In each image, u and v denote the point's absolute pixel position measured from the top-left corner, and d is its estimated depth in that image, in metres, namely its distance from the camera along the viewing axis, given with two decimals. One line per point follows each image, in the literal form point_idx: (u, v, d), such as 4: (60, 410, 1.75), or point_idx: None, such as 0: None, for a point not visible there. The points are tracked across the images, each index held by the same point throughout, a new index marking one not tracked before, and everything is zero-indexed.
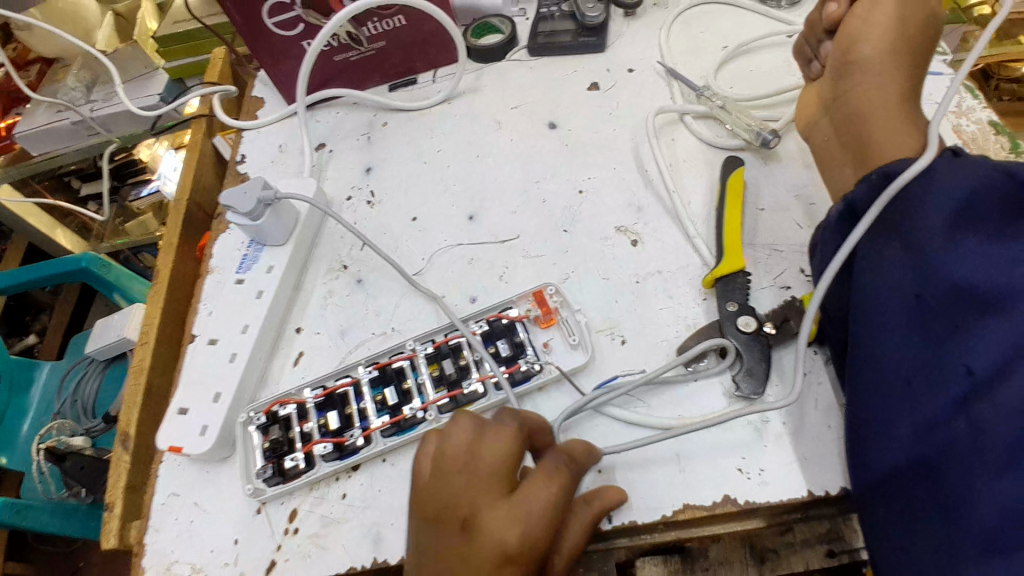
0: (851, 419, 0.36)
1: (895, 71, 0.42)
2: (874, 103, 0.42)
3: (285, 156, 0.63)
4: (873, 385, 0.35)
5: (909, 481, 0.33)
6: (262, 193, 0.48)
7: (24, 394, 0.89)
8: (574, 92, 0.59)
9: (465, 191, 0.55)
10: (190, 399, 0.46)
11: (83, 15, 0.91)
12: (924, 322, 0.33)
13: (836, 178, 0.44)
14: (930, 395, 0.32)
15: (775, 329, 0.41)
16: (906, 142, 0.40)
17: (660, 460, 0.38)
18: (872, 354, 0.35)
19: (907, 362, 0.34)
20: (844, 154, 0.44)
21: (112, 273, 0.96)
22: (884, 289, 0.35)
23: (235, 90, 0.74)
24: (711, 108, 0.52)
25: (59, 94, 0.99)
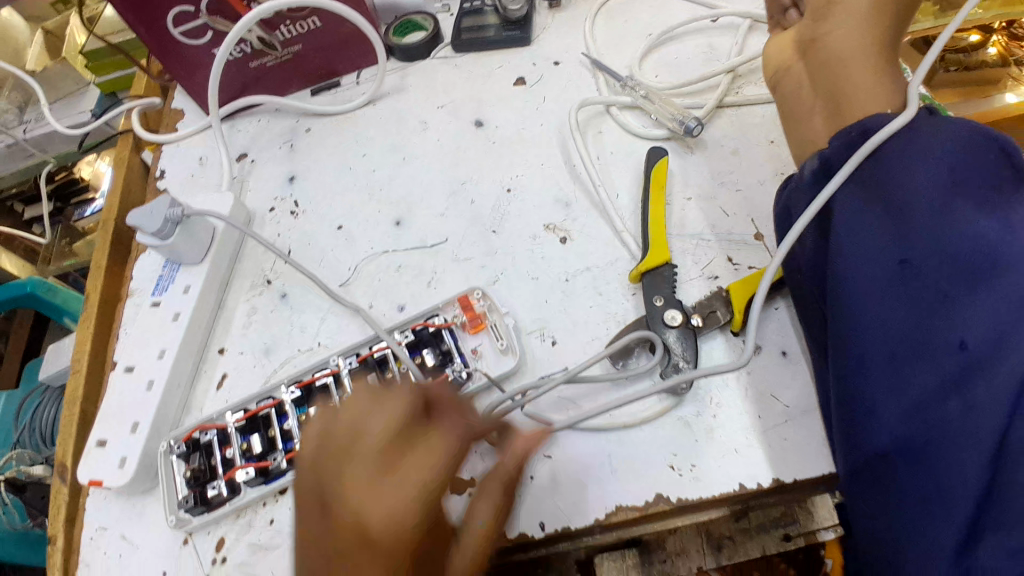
0: (832, 393, 0.37)
1: (878, 24, 0.42)
2: (849, 56, 0.43)
3: (206, 169, 0.60)
4: (859, 356, 0.35)
5: (896, 459, 0.33)
6: (168, 210, 0.46)
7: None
8: (501, 89, 0.58)
9: (392, 196, 0.53)
10: (109, 431, 0.44)
11: (8, 32, 0.90)
12: (911, 291, 0.34)
13: (805, 130, 0.46)
14: (920, 367, 0.33)
15: (701, 321, 0.40)
16: (877, 99, 0.41)
17: (592, 460, 0.38)
18: (863, 322, 0.35)
19: (903, 331, 0.34)
20: (815, 103, 0.45)
21: (60, 296, 0.90)
22: (869, 257, 0.36)
23: (160, 103, 0.71)
24: (635, 98, 0.52)
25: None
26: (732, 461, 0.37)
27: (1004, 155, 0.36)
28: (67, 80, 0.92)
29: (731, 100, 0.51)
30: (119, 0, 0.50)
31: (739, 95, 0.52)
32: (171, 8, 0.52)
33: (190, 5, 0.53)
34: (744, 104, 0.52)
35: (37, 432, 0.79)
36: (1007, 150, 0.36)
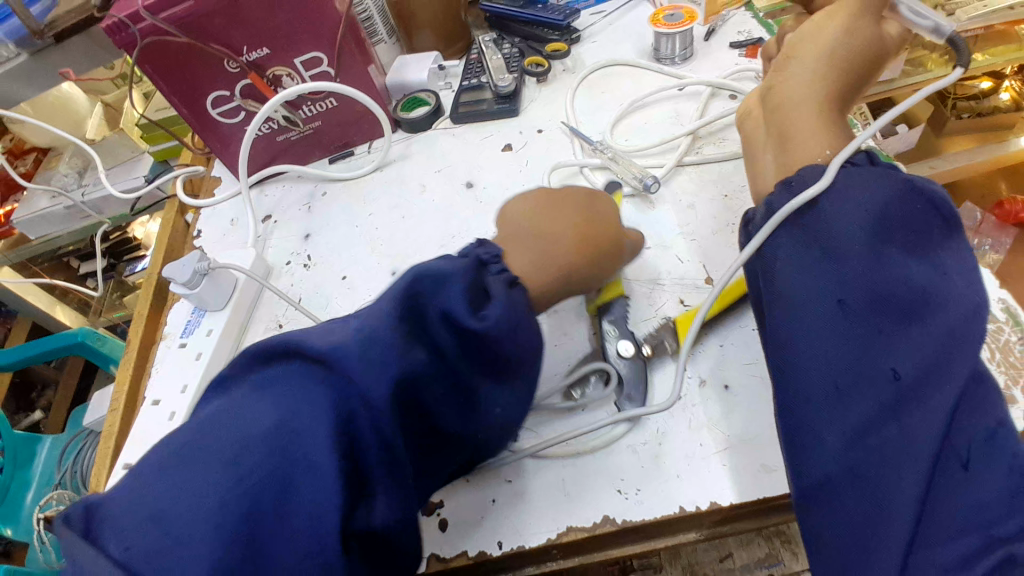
0: (782, 422, 0.39)
1: (827, 81, 0.45)
2: (801, 104, 0.45)
3: (236, 228, 0.69)
4: (803, 385, 0.37)
5: (841, 484, 0.35)
6: (197, 263, 0.54)
7: (26, 467, 0.93)
8: (490, 154, 0.65)
9: (391, 250, 0.60)
10: (134, 455, 0.50)
11: (75, 108, 1.06)
12: (848, 328, 0.36)
13: (758, 168, 0.48)
14: (859, 401, 0.35)
15: (651, 351, 0.46)
16: (817, 145, 0.43)
17: (546, 484, 0.41)
18: (806, 357, 0.37)
19: (842, 367, 0.36)
20: (767, 142, 0.47)
21: (108, 345, 1.00)
22: (808, 295, 0.38)
23: (202, 171, 0.82)
24: (604, 160, 0.58)
25: (53, 182, 1.09)
26: (673, 486, 0.40)
27: (938, 208, 0.38)
28: (125, 149, 1.06)
29: (691, 159, 0.57)
30: (170, 89, 0.61)
31: (699, 155, 0.58)
32: (211, 92, 0.63)
33: (227, 91, 0.63)
34: (703, 163, 0.58)
35: (79, 473, 0.87)
36: (939, 204, 0.38)
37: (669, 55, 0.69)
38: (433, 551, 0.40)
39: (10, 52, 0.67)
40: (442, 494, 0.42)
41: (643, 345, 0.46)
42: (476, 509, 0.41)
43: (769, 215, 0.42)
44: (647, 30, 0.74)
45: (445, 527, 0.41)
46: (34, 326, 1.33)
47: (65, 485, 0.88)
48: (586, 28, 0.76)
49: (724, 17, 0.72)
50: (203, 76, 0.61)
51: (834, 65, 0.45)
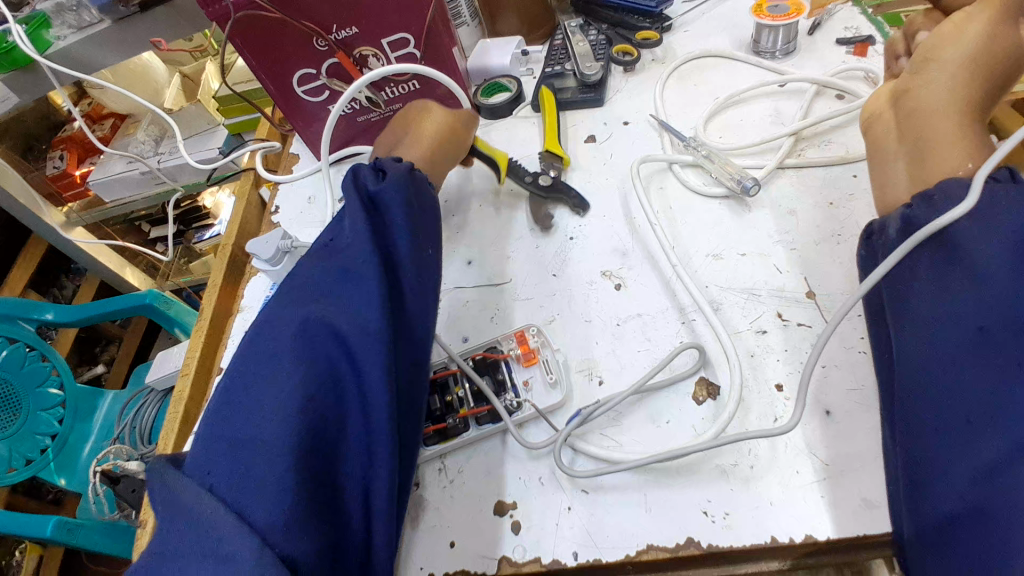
0: (905, 457, 0.35)
1: (970, 88, 0.41)
2: (937, 111, 0.41)
3: (313, 206, 0.70)
4: (929, 419, 0.33)
5: (966, 530, 0.30)
6: (281, 241, 0.54)
7: (85, 420, 0.99)
8: (572, 145, 0.63)
9: (466, 238, 0.59)
10: None
11: (154, 77, 1.09)
12: (989, 359, 0.32)
13: (885, 176, 0.44)
14: (990, 436, 0.30)
15: (558, 174, 0.59)
16: (960, 157, 0.39)
17: (625, 497, 0.40)
18: (932, 386, 0.33)
19: (974, 397, 0.31)
20: (899, 149, 0.43)
21: (173, 308, 1.03)
22: (942, 319, 0.34)
23: (278, 146, 0.83)
24: (697, 157, 0.55)
25: (132, 147, 1.13)
26: (765, 514, 0.38)
27: None
28: (200, 119, 1.11)
29: (793, 161, 0.54)
30: (258, 64, 0.61)
31: (800, 157, 0.54)
32: (298, 70, 0.63)
33: (313, 68, 0.63)
34: (805, 166, 0.54)
35: (137, 430, 0.92)
36: None
37: (769, 48, 0.64)
38: (504, 553, 0.40)
39: (93, 18, 0.70)
40: (516, 496, 0.42)
41: (542, 175, 0.59)
42: (550, 514, 0.40)
43: (903, 229, 0.38)
44: (745, 20, 0.69)
45: (517, 530, 0.40)
46: (103, 286, 1.40)
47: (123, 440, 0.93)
48: (677, 17, 0.72)
49: (832, 11, 0.67)
50: (291, 53, 0.61)
51: (972, 72, 0.41)
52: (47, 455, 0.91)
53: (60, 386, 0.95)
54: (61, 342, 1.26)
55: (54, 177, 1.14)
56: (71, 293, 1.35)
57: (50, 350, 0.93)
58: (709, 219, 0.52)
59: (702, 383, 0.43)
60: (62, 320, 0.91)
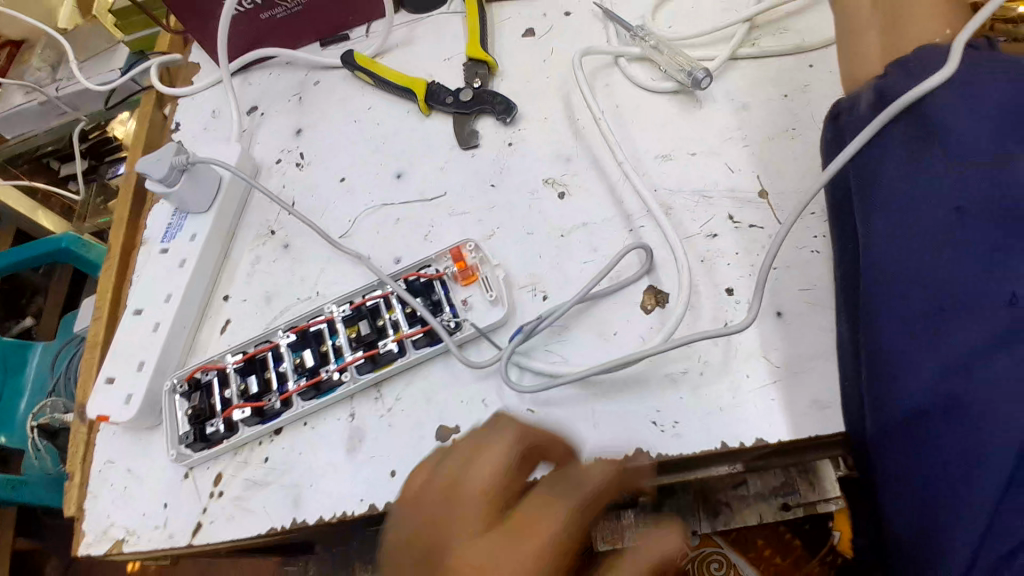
0: (866, 347, 0.33)
1: None
2: None
3: (218, 121, 0.61)
4: (892, 304, 0.31)
5: (935, 422, 0.29)
6: (174, 157, 0.47)
7: (15, 376, 0.92)
8: (509, 40, 0.56)
9: (394, 150, 0.53)
10: (116, 369, 0.46)
11: None
12: (962, 243, 0.30)
13: (851, 56, 0.40)
14: (965, 324, 0.29)
15: (482, 83, 0.52)
16: (933, 26, 0.36)
17: (573, 413, 0.38)
18: (906, 280, 0.31)
19: (949, 283, 0.30)
20: (871, 20, 0.39)
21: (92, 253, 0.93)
22: (917, 204, 0.31)
23: (180, 58, 0.72)
24: (645, 49, 0.50)
25: (26, 76, 0.98)
26: (715, 419, 0.37)
27: None
28: (96, 38, 0.97)
29: (747, 52, 0.49)
30: None
31: (756, 46, 0.50)
32: None
33: None
34: (761, 57, 0.49)
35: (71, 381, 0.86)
36: None
37: None
38: None
39: None
40: (458, 420, 0.39)
41: (465, 89, 0.52)
42: None
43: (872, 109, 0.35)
44: None
45: None
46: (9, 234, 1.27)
47: (58, 393, 0.87)
48: None
49: None
50: None
51: None
52: None
53: None
54: None
55: None
56: None
57: None
58: (658, 117, 0.48)
59: (650, 292, 0.41)
60: None
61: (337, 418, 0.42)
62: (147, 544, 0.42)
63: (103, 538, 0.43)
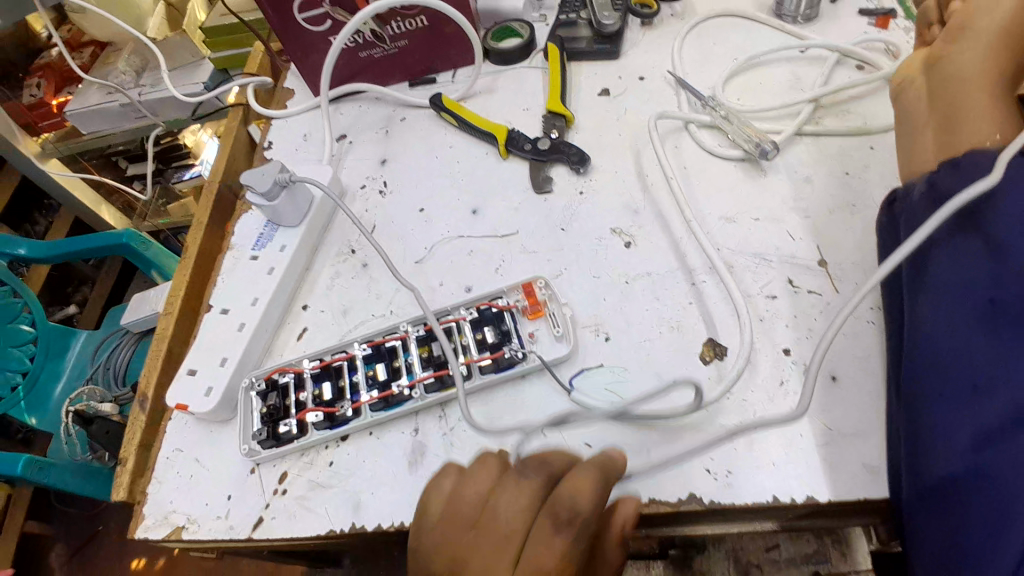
0: (905, 420, 0.35)
1: (999, 56, 0.40)
2: (964, 82, 0.40)
3: (308, 145, 0.66)
4: (929, 379, 0.33)
5: (969, 491, 0.30)
6: (278, 174, 0.51)
7: (56, 359, 1.00)
8: (584, 98, 0.60)
9: (471, 187, 0.57)
10: (199, 362, 0.49)
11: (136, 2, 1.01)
12: (999, 328, 0.32)
13: (912, 149, 0.43)
14: (996, 402, 0.30)
15: (559, 135, 0.57)
16: (988, 124, 0.38)
17: (630, 449, 0.40)
18: (944, 357, 0.33)
19: (985, 364, 0.31)
20: (928, 119, 0.42)
21: (150, 250, 0.99)
22: (957, 289, 0.34)
23: (268, 81, 0.79)
24: (715, 117, 0.54)
25: (110, 77, 1.07)
26: (770, 472, 0.38)
27: None
28: (184, 51, 1.06)
29: (811, 128, 0.52)
30: None
31: (820, 124, 0.53)
32: None
33: None
34: (823, 135, 0.53)
35: (111, 372, 0.95)
36: None
37: (791, 12, 0.62)
38: None
39: None
40: (518, 446, 0.42)
41: (541, 140, 0.56)
42: None
43: (925, 194, 0.38)
44: None
45: None
46: (75, 223, 1.34)
47: (95, 381, 0.95)
48: None
49: None
50: None
51: (997, 41, 0.40)
52: (17, 393, 0.92)
53: (31, 324, 0.96)
54: (31, 279, 1.20)
55: (29, 106, 1.09)
56: (42, 231, 1.30)
57: (19, 286, 0.92)
58: (723, 182, 0.51)
59: (709, 344, 0.43)
60: (36, 256, 0.92)
61: (402, 431, 0.44)
62: (207, 533, 0.43)
63: (162, 523, 0.45)
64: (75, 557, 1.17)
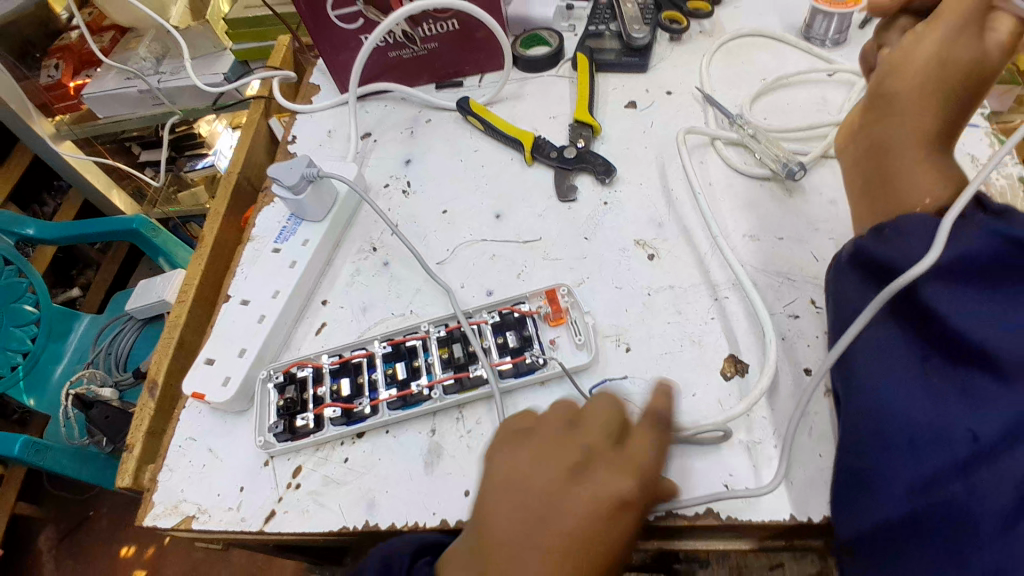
0: (843, 471, 0.35)
1: (919, 115, 0.40)
2: (884, 146, 0.41)
3: (333, 140, 0.67)
4: (862, 433, 0.34)
5: (906, 543, 0.30)
6: (306, 169, 0.52)
7: (58, 340, 1.00)
8: (611, 109, 0.61)
9: (495, 192, 0.57)
10: (217, 351, 0.49)
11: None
12: (934, 386, 0.32)
13: (855, 210, 0.44)
14: (930, 455, 0.31)
15: (586, 144, 0.57)
16: (916, 192, 0.39)
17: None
18: (881, 413, 0.34)
19: (919, 419, 0.32)
20: (861, 181, 0.43)
21: (160, 237, 0.99)
22: (894, 350, 0.35)
23: (294, 75, 0.79)
24: (743, 136, 0.54)
25: (129, 62, 1.07)
26: (788, 491, 0.38)
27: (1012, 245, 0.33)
28: (205, 41, 1.06)
29: (837, 152, 0.53)
30: None
31: None
32: None
33: None
34: None
35: (113, 356, 0.95)
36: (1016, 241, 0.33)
37: (820, 35, 0.63)
38: None
39: None
40: None
41: (568, 148, 0.57)
42: None
43: (853, 256, 0.40)
44: (799, 5, 0.68)
45: None
46: (84, 206, 1.34)
47: (97, 364, 0.95)
48: None
49: None
50: None
51: (919, 99, 0.40)
52: (17, 373, 0.91)
53: (34, 305, 0.95)
54: (37, 259, 1.20)
55: (47, 86, 1.09)
56: (51, 212, 1.29)
57: (26, 266, 0.93)
58: (748, 200, 0.52)
59: (730, 360, 0.43)
60: (44, 236, 0.92)
61: (419, 431, 0.44)
62: (218, 524, 0.43)
63: (171, 511, 0.44)
64: (64, 540, 1.16)
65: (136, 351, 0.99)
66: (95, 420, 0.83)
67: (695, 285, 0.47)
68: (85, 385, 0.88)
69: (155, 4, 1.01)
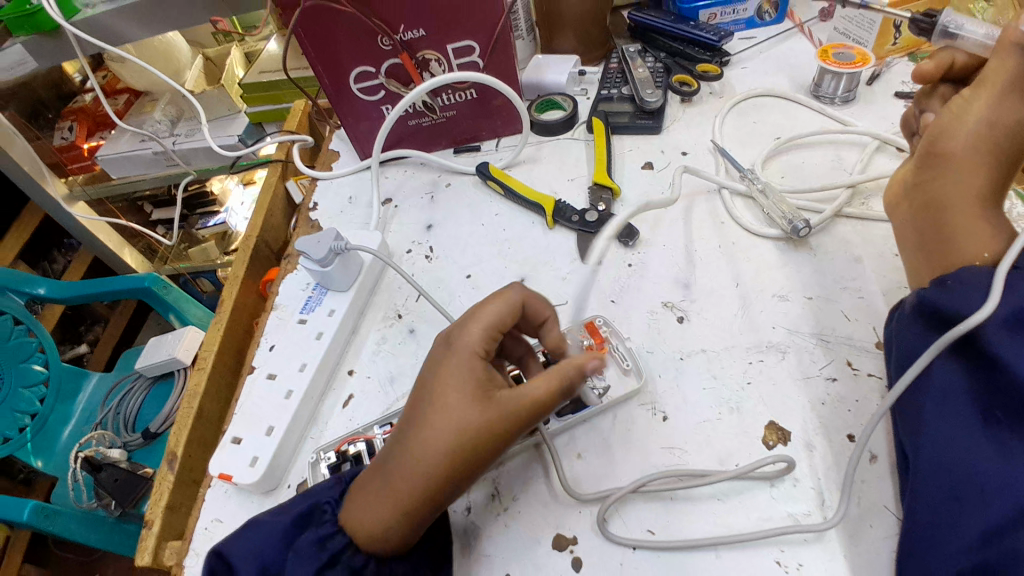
0: (907, 522, 0.35)
1: (984, 171, 0.40)
2: (946, 202, 0.41)
3: (353, 207, 0.67)
4: (931, 477, 0.34)
5: None
6: (333, 242, 0.52)
7: (66, 401, 0.99)
8: (628, 170, 0.62)
9: (517, 256, 0.58)
10: (245, 430, 0.48)
11: (178, 56, 1.05)
12: (999, 436, 0.33)
13: (913, 266, 0.44)
14: (999, 505, 0.31)
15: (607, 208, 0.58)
16: (976, 244, 0.39)
17: (690, 524, 0.39)
18: (944, 461, 0.34)
19: (985, 469, 0.32)
20: (919, 236, 0.43)
21: (172, 295, 0.99)
22: (958, 399, 0.35)
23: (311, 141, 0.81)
24: (751, 188, 0.55)
25: (145, 126, 1.10)
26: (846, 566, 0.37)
27: None
28: (221, 104, 1.10)
29: (851, 212, 0.53)
30: (314, 57, 0.60)
31: (865, 205, 0.54)
32: (356, 68, 0.62)
33: (372, 67, 0.62)
34: (862, 219, 0.53)
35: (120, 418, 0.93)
36: None
37: (829, 94, 0.65)
38: None
39: None
40: (577, 532, 0.40)
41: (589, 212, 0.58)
42: (613, 555, 0.39)
43: (915, 308, 0.40)
44: (804, 64, 0.70)
45: (579, 568, 0.39)
46: (94, 262, 1.34)
47: (105, 424, 0.94)
48: (734, 53, 0.73)
49: (889, 64, 0.67)
50: (353, 50, 0.60)
51: (984, 154, 0.40)
52: (26, 434, 0.90)
53: (44, 363, 0.94)
54: (46, 317, 1.20)
55: (61, 148, 1.12)
56: (61, 268, 1.31)
57: (36, 324, 0.92)
58: (770, 259, 0.52)
59: (771, 428, 0.43)
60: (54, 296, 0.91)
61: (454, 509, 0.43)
62: None
63: None
64: None
65: (144, 413, 0.97)
66: (104, 483, 0.82)
67: (729, 347, 0.47)
68: (91, 448, 0.87)
69: (169, 71, 1.05)
